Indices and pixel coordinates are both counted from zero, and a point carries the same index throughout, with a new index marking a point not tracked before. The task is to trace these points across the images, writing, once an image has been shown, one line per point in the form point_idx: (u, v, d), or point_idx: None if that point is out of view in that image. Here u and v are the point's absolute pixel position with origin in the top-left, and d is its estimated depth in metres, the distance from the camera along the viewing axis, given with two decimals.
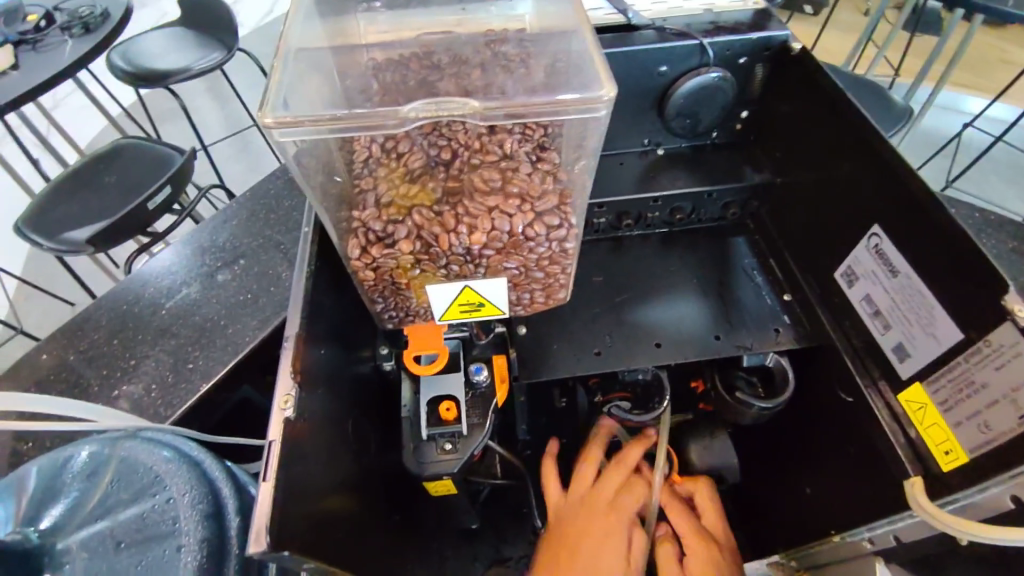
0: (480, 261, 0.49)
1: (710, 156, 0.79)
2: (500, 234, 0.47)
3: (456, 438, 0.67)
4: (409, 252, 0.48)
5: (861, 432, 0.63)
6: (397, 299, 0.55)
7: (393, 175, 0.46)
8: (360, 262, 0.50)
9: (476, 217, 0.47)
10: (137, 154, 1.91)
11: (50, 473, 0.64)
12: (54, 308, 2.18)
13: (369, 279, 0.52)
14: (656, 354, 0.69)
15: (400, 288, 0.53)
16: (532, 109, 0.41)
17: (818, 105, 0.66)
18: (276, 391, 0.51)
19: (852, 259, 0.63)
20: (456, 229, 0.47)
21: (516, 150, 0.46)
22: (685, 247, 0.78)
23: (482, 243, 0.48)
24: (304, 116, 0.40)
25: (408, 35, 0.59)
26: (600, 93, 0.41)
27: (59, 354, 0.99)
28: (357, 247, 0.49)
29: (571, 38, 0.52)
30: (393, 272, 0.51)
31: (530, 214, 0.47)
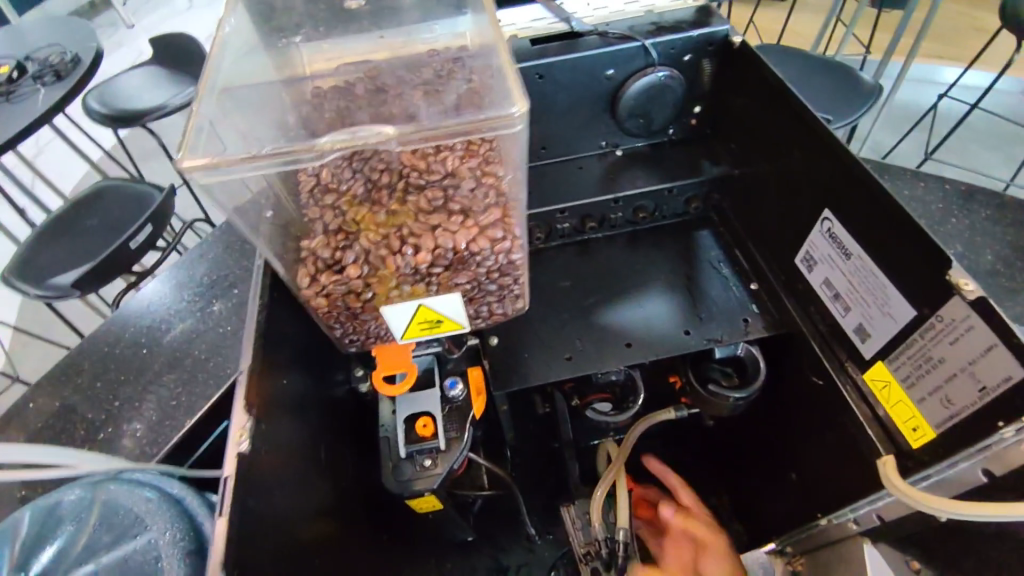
0: (430, 278, 0.49)
1: (668, 153, 0.79)
2: (445, 252, 0.48)
3: (434, 454, 0.67)
4: (359, 277, 0.49)
5: (834, 416, 0.63)
6: (355, 324, 0.54)
7: (337, 202, 0.47)
8: (311, 291, 0.50)
9: (420, 237, 0.47)
10: (118, 194, 1.92)
11: (35, 521, 0.64)
12: (50, 353, 2.18)
13: (323, 306, 0.51)
14: (627, 355, 0.69)
15: (356, 314, 0.53)
16: (449, 133, 0.42)
17: (760, 96, 0.67)
18: (231, 425, 0.49)
19: (810, 245, 0.63)
20: (402, 250, 0.47)
21: (458, 167, 0.47)
22: (652, 245, 0.79)
23: (429, 261, 0.48)
24: (224, 158, 0.40)
25: (350, 60, 0.60)
26: (512, 107, 0.41)
27: (44, 402, 0.99)
28: (306, 276, 0.49)
29: (492, 50, 0.52)
30: (346, 298, 0.51)
31: (473, 229, 0.48)
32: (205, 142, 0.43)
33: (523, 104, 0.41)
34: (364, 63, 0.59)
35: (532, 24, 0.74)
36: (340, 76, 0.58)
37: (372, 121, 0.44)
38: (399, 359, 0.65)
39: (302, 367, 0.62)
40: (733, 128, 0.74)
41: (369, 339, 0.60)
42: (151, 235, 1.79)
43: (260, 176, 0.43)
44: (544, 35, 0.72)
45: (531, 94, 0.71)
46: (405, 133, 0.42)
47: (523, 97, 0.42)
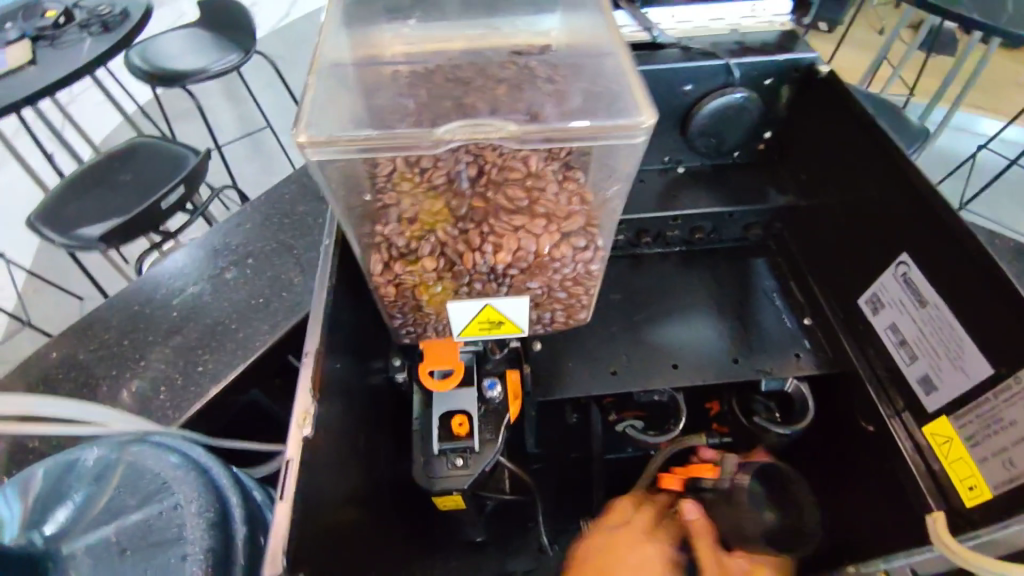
0: (504, 279, 0.48)
1: (734, 174, 0.78)
2: (525, 254, 0.47)
3: (465, 454, 0.66)
4: (434, 269, 0.48)
5: (884, 467, 0.62)
6: (417, 316, 0.53)
7: (422, 190, 0.46)
8: (382, 278, 0.50)
9: (501, 236, 0.46)
10: (152, 152, 1.92)
11: (55, 476, 0.63)
12: (65, 302, 2.20)
13: (390, 295, 0.51)
14: (672, 375, 0.68)
15: (421, 306, 0.52)
16: (568, 135, 0.41)
17: (845, 129, 0.65)
18: (295, 407, 0.50)
19: (878, 287, 0.62)
20: (481, 248, 0.47)
21: (543, 169, 0.45)
22: (705, 267, 0.77)
23: (507, 262, 0.47)
24: (337, 136, 0.40)
25: (434, 46, 0.59)
26: (638, 120, 0.41)
27: (67, 352, 0.99)
28: (380, 262, 0.48)
29: (610, 55, 0.53)
30: (415, 290, 0.50)
31: (556, 234, 0.47)
32: (316, 121, 0.43)
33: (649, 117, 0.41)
34: (449, 51, 0.58)
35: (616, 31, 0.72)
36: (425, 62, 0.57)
37: (487, 115, 0.43)
38: (448, 354, 0.65)
39: (350, 353, 0.62)
40: (805, 158, 0.73)
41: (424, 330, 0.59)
42: (181, 197, 1.78)
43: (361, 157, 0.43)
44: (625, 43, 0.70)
45: None
46: (517, 133, 0.41)
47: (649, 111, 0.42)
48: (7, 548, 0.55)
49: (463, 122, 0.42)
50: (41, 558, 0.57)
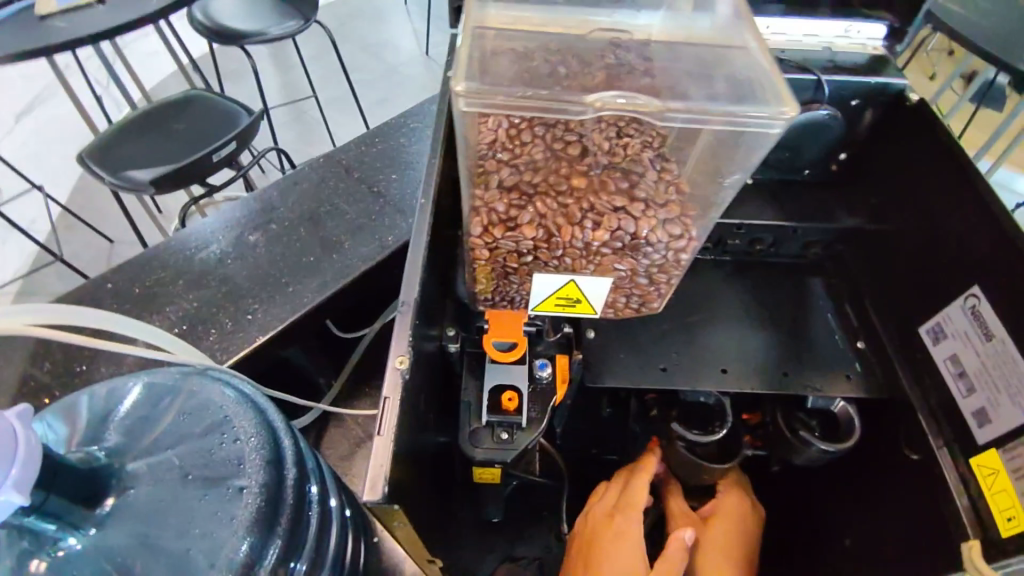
0: (594, 257, 0.51)
1: (801, 192, 0.78)
2: (623, 235, 0.49)
3: (511, 429, 0.67)
4: (530, 239, 0.50)
5: (921, 493, 0.63)
6: (501, 284, 0.55)
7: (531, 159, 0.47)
8: (479, 240, 0.51)
9: (601, 214, 0.48)
10: (206, 106, 1.95)
11: (99, 403, 0.65)
12: (97, 244, 2.15)
13: (482, 258, 0.53)
14: (723, 380, 0.69)
15: (507, 274, 0.53)
16: (706, 116, 0.43)
17: (923, 158, 0.67)
18: (391, 351, 0.53)
19: (944, 317, 0.63)
20: (581, 223, 0.49)
21: (641, 155, 0.47)
22: (762, 278, 0.78)
23: (603, 240, 0.50)
24: (498, 91, 0.42)
25: (532, 12, 0.57)
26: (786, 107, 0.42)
27: (122, 285, 1.02)
28: (479, 226, 0.50)
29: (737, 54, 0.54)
30: (507, 257, 0.52)
31: (653, 220, 0.49)
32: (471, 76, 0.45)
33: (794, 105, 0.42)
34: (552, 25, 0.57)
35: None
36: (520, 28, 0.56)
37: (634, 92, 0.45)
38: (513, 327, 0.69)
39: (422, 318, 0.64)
40: (881, 183, 0.73)
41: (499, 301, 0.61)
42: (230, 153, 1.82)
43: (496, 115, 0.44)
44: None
45: None
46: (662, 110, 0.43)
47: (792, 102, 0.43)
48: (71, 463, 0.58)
49: (603, 96, 0.43)
50: (101, 474, 0.59)
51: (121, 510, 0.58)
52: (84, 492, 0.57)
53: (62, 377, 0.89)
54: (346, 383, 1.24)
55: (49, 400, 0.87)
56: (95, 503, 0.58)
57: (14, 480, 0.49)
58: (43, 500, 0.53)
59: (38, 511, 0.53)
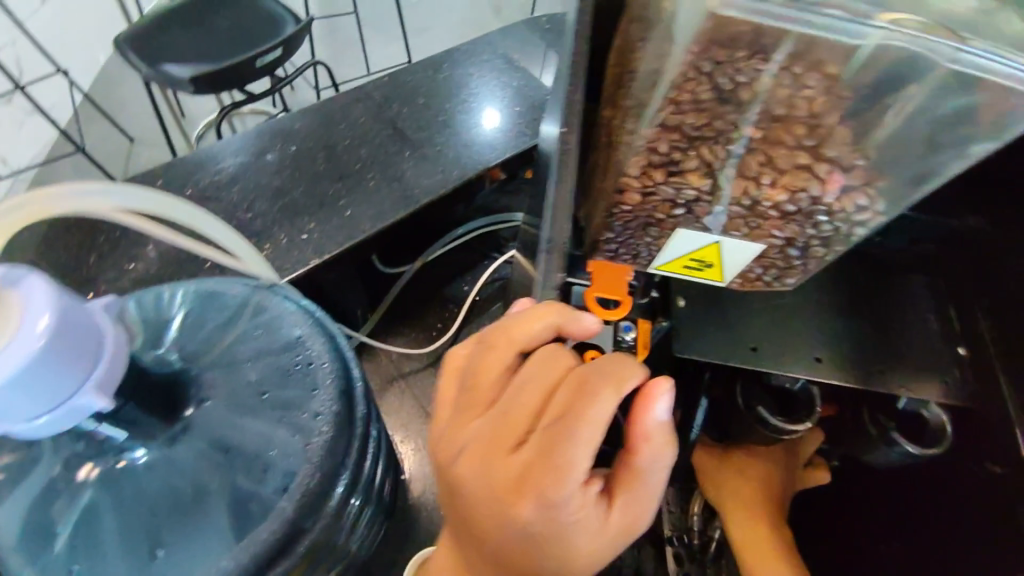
0: (755, 221, 0.48)
1: None
2: (799, 199, 0.46)
3: None
4: (693, 188, 0.47)
5: (994, 504, 0.61)
6: (634, 235, 0.52)
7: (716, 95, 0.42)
8: (634, 182, 0.48)
9: (777, 172, 0.45)
10: (249, 6, 1.81)
11: (166, 306, 0.66)
12: (111, 137, 2.07)
13: (630, 204, 0.49)
14: (814, 368, 0.66)
15: (647, 225, 0.51)
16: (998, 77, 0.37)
17: None
18: (536, 318, 0.45)
19: None
20: (751, 179, 0.45)
21: (831, 112, 0.41)
22: (862, 266, 0.74)
23: (775, 202, 0.47)
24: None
25: None
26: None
27: (173, 185, 0.96)
28: (641, 164, 0.46)
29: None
30: (657, 206, 0.49)
31: (830, 184, 0.45)
32: None
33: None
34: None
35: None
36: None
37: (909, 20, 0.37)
38: (617, 282, 0.56)
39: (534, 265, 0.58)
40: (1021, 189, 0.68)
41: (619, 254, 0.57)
42: (274, 62, 1.71)
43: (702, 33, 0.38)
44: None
45: None
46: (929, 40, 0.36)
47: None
48: (148, 368, 0.60)
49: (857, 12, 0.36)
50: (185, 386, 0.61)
51: (197, 424, 0.60)
52: (161, 405, 0.58)
53: (108, 273, 0.85)
54: (382, 316, 1.21)
55: (93, 294, 0.83)
56: (175, 418, 0.60)
57: (97, 381, 0.51)
58: (120, 406, 0.54)
59: (116, 415, 0.55)
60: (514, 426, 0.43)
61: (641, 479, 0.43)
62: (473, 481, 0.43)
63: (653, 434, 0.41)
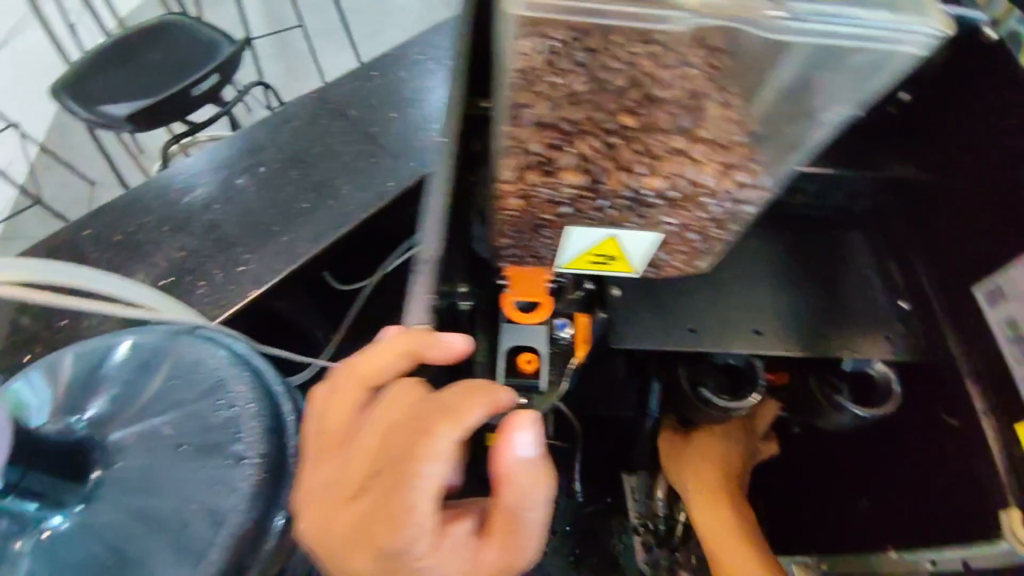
0: (644, 210, 0.46)
1: (853, 139, 0.70)
2: (686, 182, 0.44)
3: (529, 395, 0.61)
4: (571, 185, 0.44)
5: (954, 456, 0.61)
6: (529, 239, 0.50)
7: (582, 89, 0.40)
8: (511, 186, 0.45)
9: (659, 158, 0.43)
10: (182, 33, 1.77)
11: (81, 363, 0.65)
12: (69, 183, 2.04)
13: (513, 209, 0.46)
14: (757, 342, 0.65)
15: (538, 228, 0.48)
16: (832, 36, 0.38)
17: (989, 102, 0.59)
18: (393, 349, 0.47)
19: (1005, 279, 0.57)
20: (632, 168, 0.43)
21: (704, 88, 0.41)
22: (798, 232, 0.72)
23: (660, 189, 0.43)
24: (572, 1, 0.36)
25: None
26: (930, 23, 0.37)
27: (104, 233, 0.94)
28: (515, 165, 0.44)
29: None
30: (541, 208, 0.46)
31: (718, 163, 0.43)
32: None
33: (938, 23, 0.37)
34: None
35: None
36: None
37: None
38: (535, 287, 0.60)
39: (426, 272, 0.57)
40: (950, 132, 0.64)
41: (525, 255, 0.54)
42: (215, 88, 1.68)
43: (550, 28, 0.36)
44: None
45: None
46: (765, 19, 0.37)
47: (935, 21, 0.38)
48: (50, 436, 0.58)
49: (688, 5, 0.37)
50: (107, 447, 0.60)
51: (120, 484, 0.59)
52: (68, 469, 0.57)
53: (43, 332, 0.83)
54: (346, 336, 1.20)
55: (28, 356, 0.81)
56: (84, 480, 0.59)
57: None
58: (20, 477, 0.54)
59: (17, 486, 0.54)
60: (354, 475, 0.42)
61: (515, 523, 0.43)
62: (312, 538, 0.42)
63: (511, 471, 0.42)
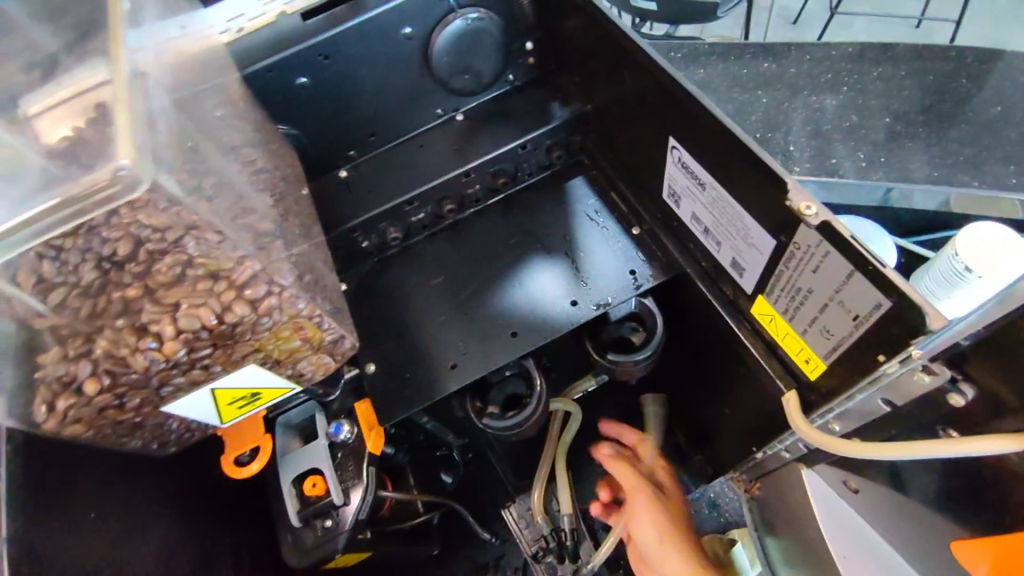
0: (200, 362, 0.41)
1: (516, 102, 0.69)
2: (239, 317, 0.40)
3: (332, 513, 0.61)
4: (102, 391, 0.40)
5: (732, 349, 0.59)
6: (145, 431, 0.46)
7: (62, 297, 0.37)
8: (54, 423, 0.40)
9: (197, 301, 0.39)
10: None
11: None
12: None
13: (82, 432, 0.42)
14: (514, 345, 0.63)
15: (133, 423, 0.44)
16: (61, 212, 0.33)
17: (586, 18, 0.56)
18: None
19: (670, 179, 0.55)
20: (141, 345, 0.39)
21: (195, 217, 0.37)
22: (525, 210, 0.70)
23: (184, 348, 0.40)
24: None
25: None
26: (116, 162, 0.32)
27: None
28: (42, 406, 0.39)
29: (177, 80, 0.42)
30: (107, 415, 0.42)
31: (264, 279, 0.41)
32: None
33: (131, 154, 0.32)
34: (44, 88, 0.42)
35: (231, 27, 0.57)
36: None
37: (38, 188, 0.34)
38: (249, 433, 0.54)
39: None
40: (578, 59, 0.62)
41: (185, 433, 0.50)
42: None
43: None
44: (258, 46, 0.57)
45: (326, 82, 0.59)
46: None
47: (134, 146, 0.33)
48: None
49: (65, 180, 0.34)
50: None
51: None
52: None
53: None
54: None
55: None
56: None
57: None
58: None
59: None
60: None
61: None
62: None
63: None
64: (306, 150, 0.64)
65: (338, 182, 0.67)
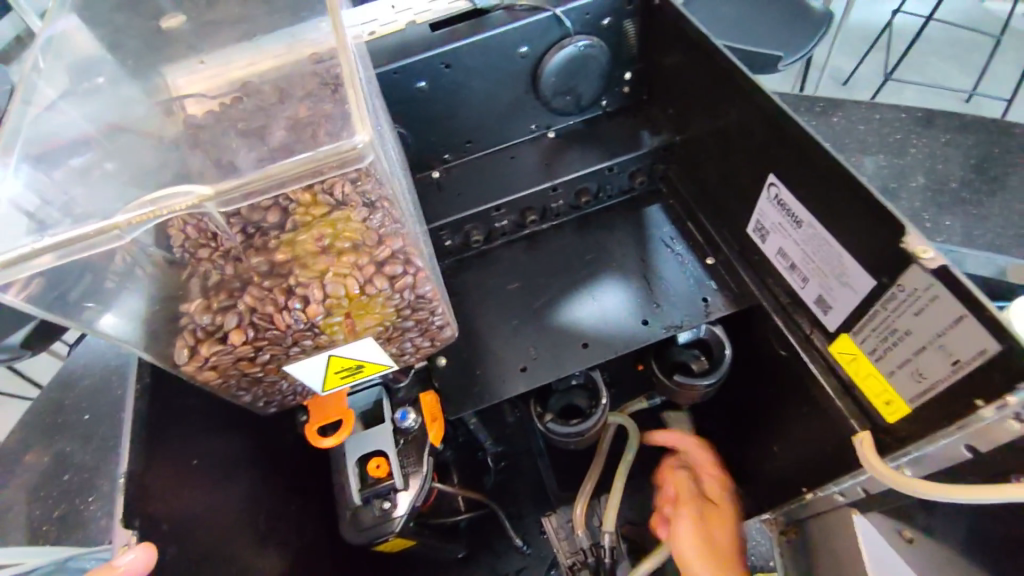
0: (328, 330, 0.44)
1: (605, 128, 0.72)
2: (372, 291, 0.43)
3: (391, 497, 0.63)
4: (244, 343, 0.43)
5: (803, 387, 0.60)
6: (261, 388, 0.49)
7: (220, 255, 0.40)
8: (193, 365, 0.44)
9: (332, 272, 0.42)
10: None
11: None
12: None
13: (213, 378, 0.46)
14: (585, 356, 0.64)
15: (257, 378, 0.47)
16: (269, 179, 0.35)
17: (695, 57, 0.59)
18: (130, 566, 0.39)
19: (760, 214, 0.58)
20: (288, 305, 0.42)
21: (347, 194, 0.39)
22: (602, 229, 0.73)
23: (322, 313, 0.43)
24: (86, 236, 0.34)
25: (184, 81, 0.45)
26: (354, 137, 0.35)
27: None
28: (184, 349, 0.43)
29: (362, 66, 0.46)
30: (238, 365, 0.45)
31: (392, 258, 0.43)
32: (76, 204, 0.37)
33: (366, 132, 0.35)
34: (229, 74, 0.47)
35: (365, 30, 0.62)
36: (168, 99, 0.46)
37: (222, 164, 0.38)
38: (333, 406, 0.57)
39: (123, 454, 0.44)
40: (676, 92, 0.66)
41: (289, 396, 0.53)
42: None
43: (148, 230, 0.37)
44: (385, 50, 0.61)
45: (441, 88, 0.63)
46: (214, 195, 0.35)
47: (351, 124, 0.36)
48: None
49: (266, 153, 0.38)
50: None
51: None
52: None
53: None
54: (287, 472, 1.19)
55: None
56: None
57: None
58: None
59: None
60: None
61: None
62: None
63: None
64: (408, 149, 0.68)
65: (430, 182, 0.71)
